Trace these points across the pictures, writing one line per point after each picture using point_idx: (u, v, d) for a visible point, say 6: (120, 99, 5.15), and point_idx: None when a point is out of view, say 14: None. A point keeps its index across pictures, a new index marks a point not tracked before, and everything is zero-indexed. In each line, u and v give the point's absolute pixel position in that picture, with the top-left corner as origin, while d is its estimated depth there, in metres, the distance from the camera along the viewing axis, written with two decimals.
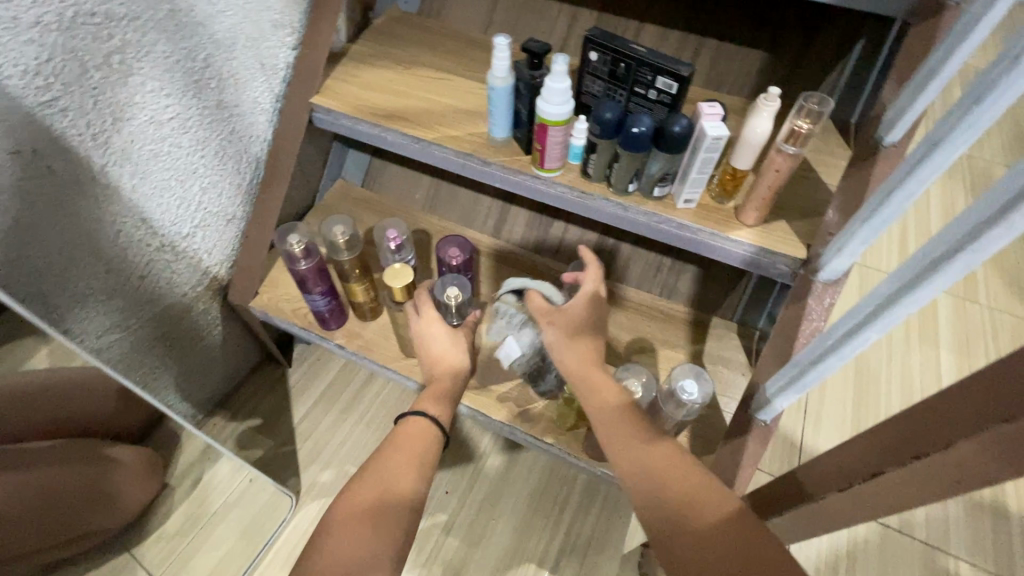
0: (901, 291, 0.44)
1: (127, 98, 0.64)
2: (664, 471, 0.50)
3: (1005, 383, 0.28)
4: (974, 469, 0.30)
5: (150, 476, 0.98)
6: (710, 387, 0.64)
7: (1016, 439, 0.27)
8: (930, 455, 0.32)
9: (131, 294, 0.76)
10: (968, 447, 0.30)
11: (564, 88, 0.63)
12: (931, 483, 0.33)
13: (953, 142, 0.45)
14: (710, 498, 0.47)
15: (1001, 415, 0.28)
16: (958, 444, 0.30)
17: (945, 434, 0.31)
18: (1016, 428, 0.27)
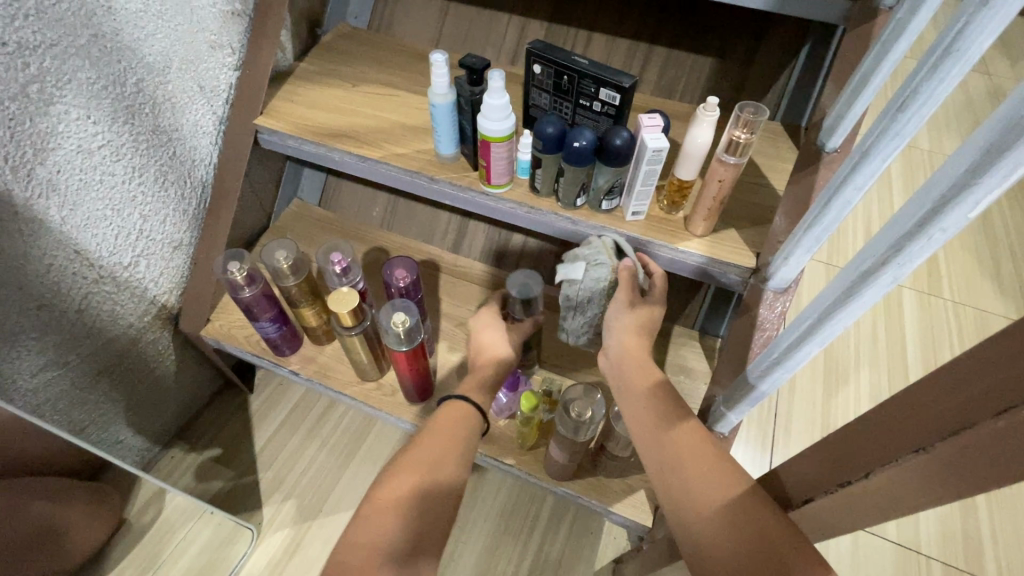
0: (837, 305, 0.43)
1: (48, 128, 0.61)
2: (710, 457, 0.47)
3: (917, 410, 0.28)
4: (897, 496, 0.30)
5: (104, 516, 0.94)
6: None
7: (927, 469, 0.27)
8: (855, 483, 0.32)
9: (69, 330, 0.73)
10: (884, 475, 0.30)
11: (502, 103, 0.62)
12: (860, 507, 0.33)
13: (881, 151, 0.45)
14: (721, 482, 0.45)
15: (914, 445, 0.28)
16: (875, 472, 0.30)
17: (866, 461, 0.31)
18: (925, 459, 0.27)
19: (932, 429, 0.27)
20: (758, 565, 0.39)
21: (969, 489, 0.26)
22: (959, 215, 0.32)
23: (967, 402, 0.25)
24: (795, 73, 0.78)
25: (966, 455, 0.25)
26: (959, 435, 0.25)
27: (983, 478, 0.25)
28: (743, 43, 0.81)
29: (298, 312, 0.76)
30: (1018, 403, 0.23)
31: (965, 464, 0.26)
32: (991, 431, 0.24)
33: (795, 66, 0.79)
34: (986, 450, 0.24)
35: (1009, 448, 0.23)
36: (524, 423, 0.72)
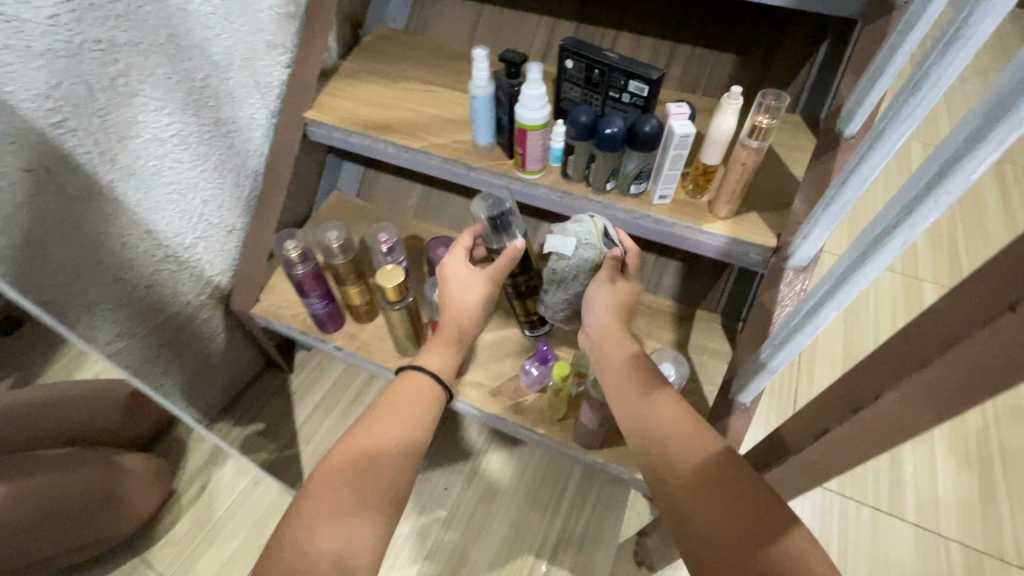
0: (853, 269, 0.47)
1: (130, 118, 0.68)
2: (686, 424, 0.49)
3: (916, 333, 0.30)
4: (902, 416, 0.32)
5: (160, 479, 1.02)
6: (688, 368, 0.66)
7: (927, 385, 0.30)
8: (864, 409, 0.35)
9: (138, 304, 0.80)
10: (890, 398, 0.32)
11: (539, 94, 0.67)
12: (870, 437, 0.36)
13: (893, 132, 0.49)
14: (693, 446, 0.47)
15: (915, 364, 0.30)
16: (882, 395, 0.33)
17: (875, 387, 0.34)
18: (927, 374, 0.30)
19: (931, 346, 0.29)
20: (730, 524, 0.41)
21: (968, 399, 0.29)
22: (961, 178, 0.36)
23: (961, 317, 0.27)
24: (815, 67, 0.82)
25: (961, 366, 0.28)
26: (952, 348, 0.28)
27: (979, 386, 0.28)
28: (764, 39, 0.85)
29: (344, 291, 0.82)
30: (1001, 310, 0.25)
31: (960, 373, 0.28)
32: (983, 338, 0.26)
33: (815, 60, 0.82)
34: (979, 357, 0.27)
35: (996, 351, 0.26)
36: (554, 395, 0.76)
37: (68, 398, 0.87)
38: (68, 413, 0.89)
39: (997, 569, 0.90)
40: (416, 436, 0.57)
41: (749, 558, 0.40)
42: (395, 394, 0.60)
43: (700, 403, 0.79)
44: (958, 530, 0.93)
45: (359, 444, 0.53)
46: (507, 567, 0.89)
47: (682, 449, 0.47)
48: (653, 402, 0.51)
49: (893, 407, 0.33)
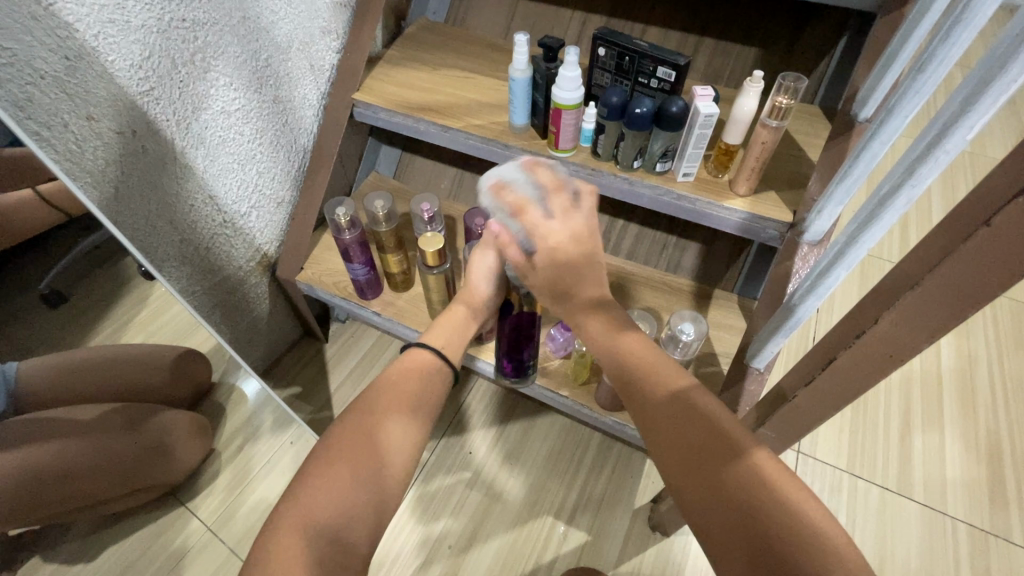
0: (861, 229, 0.51)
1: (204, 91, 0.76)
2: (656, 362, 0.50)
3: (910, 259, 0.37)
4: (900, 335, 0.39)
5: (200, 436, 1.08)
6: (706, 327, 0.72)
7: (918, 302, 0.36)
8: (866, 332, 0.41)
9: (197, 264, 0.87)
10: (888, 319, 0.39)
11: (575, 75, 0.74)
12: (871, 359, 0.42)
13: (904, 107, 0.54)
14: (662, 377, 0.49)
15: (910, 284, 0.37)
16: (881, 318, 0.39)
17: (877, 311, 0.40)
18: (919, 292, 0.36)
19: (922, 268, 0.36)
20: (710, 453, 0.43)
21: (954, 312, 0.35)
22: (958, 138, 0.41)
23: (947, 240, 0.34)
24: (834, 60, 0.87)
25: (948, 280, 0.34)
26: (941, 265, 0.34)
27: (965, 296, 0.34)
28: (785, 33, 0.89)
29: (384, 259, 0.89)
30: (978, 226, 0.31)
31: (948, 289, 0.35)
32: (965, 253, 0.33)
33: (834, 54, 0.87)
34: (961, 270, 0.33)
35: (975, 263, 0.32)
36: (578, 359, 0.81)
37: (111, 361, 0.91)
38: (116, 374, 0.93)
39: (1002, 548, 0.93)
40: (421, 393, 0.59)
41: (716, 475, 0.42)
42: (402, 362, 0.61)
43: (716, 372, 0.84)
44: (963, 510, 0.97)
45: (370, 401, 0.55)
46: (527, 526, 0.94)
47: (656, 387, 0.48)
48: (622, 346, 0.52)
49: (892, 327, 0.39)
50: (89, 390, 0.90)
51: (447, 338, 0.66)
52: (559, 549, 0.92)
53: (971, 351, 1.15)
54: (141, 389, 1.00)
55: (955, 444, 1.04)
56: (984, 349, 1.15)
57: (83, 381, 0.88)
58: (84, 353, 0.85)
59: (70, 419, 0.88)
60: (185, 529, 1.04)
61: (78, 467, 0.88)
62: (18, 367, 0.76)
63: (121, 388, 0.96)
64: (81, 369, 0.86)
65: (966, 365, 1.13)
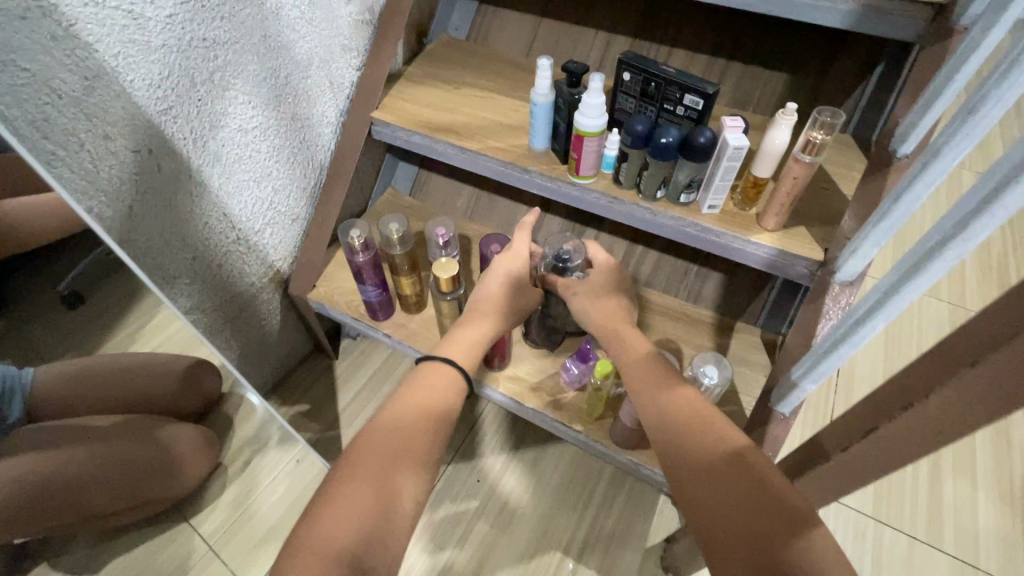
0: (904, 279, 0.48)
1: (222, 109, 0.75)
2: (702, 412, 0.51)
3: (969, 332, 0.33)
4: (955, 412, 0.35)
5: (206, 452, 1.07)
6: (730, 372, 0.64)
7: (978, 380, 0.33)
8: (915, 406, 0.37)
9: (210, 280, 0.86)
10: (946, 394, 0.35)
11: (599, 103, 0.71)
12: (914, 432, 0.39)
13: (952, 149, 0.50)
14: (714, 430, 0.49)
15: (968, 361, 0.33)
16: (936, 391, 0.36)
17: (928, 384, 0.37)
18: (981, 370, 0.32)
19: (984, 343, 0.32)
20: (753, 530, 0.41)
21: (1019, 394, 0.32)
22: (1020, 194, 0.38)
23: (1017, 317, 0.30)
24: (868, 88, 0.83)
25: (1018, 360, 0.31)
26: (1008, 343, 0.31)
27: None
28: (818, 62, 0.87)
29: (397, 281, 0.87)
30: None
31: (1014, 370, 0.31)
32: None
33: (869, 82, 0.84)
34: None
35: None
36: (593, 393, 0.78)
37: (122, 372, 0.90)
38: (126, 383, 0.93)
39: None
40: (443, 413, 0.61)
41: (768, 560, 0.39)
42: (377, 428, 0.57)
43: (736, 412, 0.80)
44: (999, 565, 0.92)
45: (359, 456, 0.54)
46: (534, 560, 0.91)
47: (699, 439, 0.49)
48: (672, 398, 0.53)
49: (946, 402, 0.36)
50: (99, 400, 0.89)
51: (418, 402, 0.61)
52: None
53: None
54: (149, 401, 1.00)
55: (990, 494, 0.98)
56: None
57: (93, 393, 0.87)
58: (97, 362, 0.84)
59: (78, 429, 0.88)
60: (190, 544, 1.03)
61: (80, 480, 0.88)
62: (35, 374, 0.75)
63: (131, 399, 0.96)
64: (94, 376, 0.85)
65: None
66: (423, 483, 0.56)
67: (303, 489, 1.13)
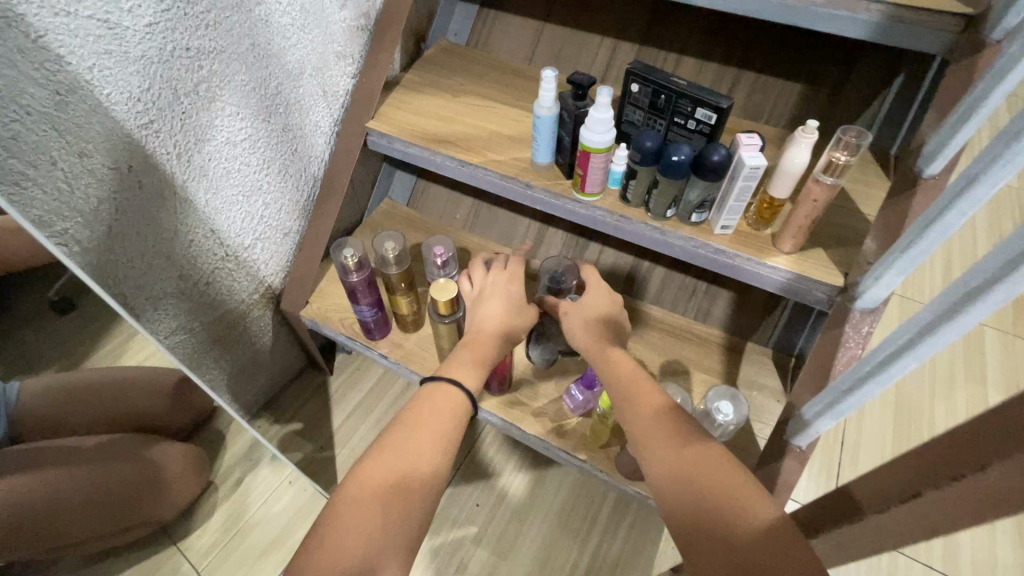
0: (940, 320, 0.44)
1: (208, 122, 0.71)
2: (732, 476, 0.47)
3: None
4: (1010, 489, 0.31)
5: (197, 473, 1.03)
6: (746, 410, 0.64)
7: None
8: (964, 478, 0.33)
9: (197, 299, 0.82)
10: (1000, 469, 0.31)
11: (607, 118, 0.67)
12: (962, 506, 0.34)
13: (991, 177, 0.46)
14: (747, 502, 0.45)
15: None
16: (990, 466, 0.31)
17: (980, 456, 0.32)
18: None
19: None
20: None
21: None
22: None
23: None
24: (886, 100, 0.80)
25: None
26: None
27: None
28: (832, 71, 0.83)
29: (393, 300, 0.83)
30: None
31: None
32: None
33: (887, 94, 0.80)
34: None
35: None
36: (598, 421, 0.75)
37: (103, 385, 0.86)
38: (109, 397, 0.89)
39: None
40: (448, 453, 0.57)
41: None
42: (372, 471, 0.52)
43: (748, 440, 0.77)
44: None
45: (347, 507, 0.50)
46: None
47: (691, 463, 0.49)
48: (692, 457, 0.49)
49: (1001, 479, 0.31)
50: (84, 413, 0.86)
51: (419, 447, 0.55)
52: None
53: None
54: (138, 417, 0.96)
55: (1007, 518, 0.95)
56: None
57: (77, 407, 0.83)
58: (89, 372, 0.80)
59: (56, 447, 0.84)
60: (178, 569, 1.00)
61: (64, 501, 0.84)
62: None
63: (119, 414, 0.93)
64: (74, 390, 0.81)
65: None
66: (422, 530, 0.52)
67: (286, 525, 1.05)
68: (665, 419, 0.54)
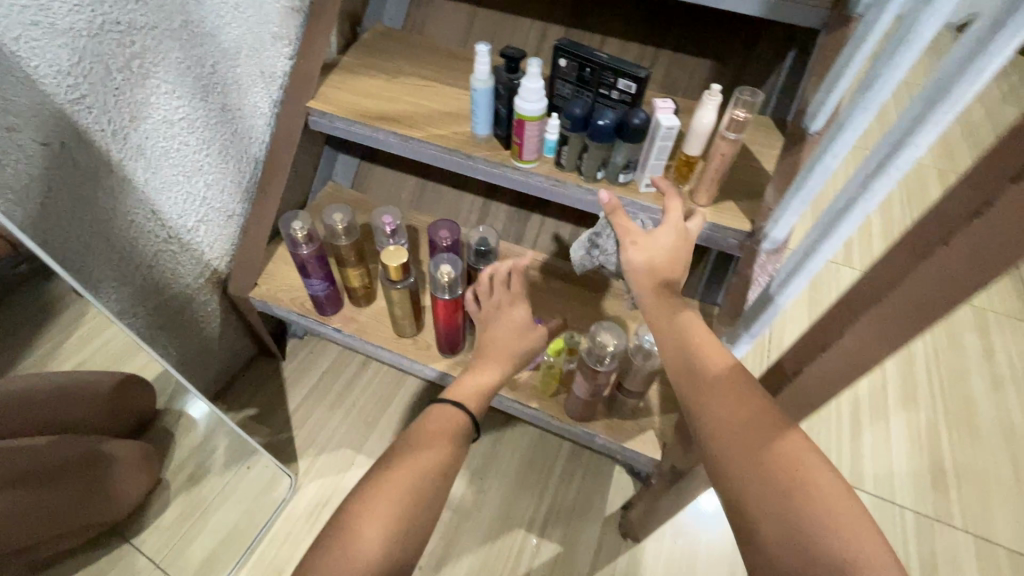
0: (818, 242, 0.54)
1: (143, 99, 0.70)
2: (733, 375, 0.49)
3: (869, 276, 0.38)
4: (862, 347, 0.41)
5: (144, 470, 0.98)
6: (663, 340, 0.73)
7: (879, 318, 0.38)
8: (834, 345, 0.42)
9: (139, 282, 0.82)
10: (852, 333, 0.40)
11: (538, 87, 0.73)
12: (839, 369, 0.44)
13: (854, 123, 0.56)
14: (742, 400, 0.47)
15: (870, 301, 0.38)
16: (845, 332, 0.41)
17: (839, 327, 0.41)
18: (878, 310, 0.37)
19: (883, 286, 0.37)
20: (767, 480, 0.43)
21: (913, 326, 0.37)
22: (908, 155, 0.44)
23: (908, 258, 0.34)
24: (783, 73, 0.91)
25: (908, 298, 0.35)
26: (901, 284, 0.35)
27: (921, 313, 0.36)
28: (737, 49, 0.93)
29: (344, 273, 0.85)
30: (936, 245, 0.32)
31: (910, 302, 0.35)
32: (923, 271, 0.34)
33: (784, 67, 0.91)
34: (919, 286, 0.34)
35: (936, 277, 0.33)
36: (546, 371, 0.80)
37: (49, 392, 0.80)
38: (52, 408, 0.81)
39: (945, 533, 1.02)
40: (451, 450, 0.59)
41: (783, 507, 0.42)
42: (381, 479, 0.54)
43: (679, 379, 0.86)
44: (913, 501, 1.06)
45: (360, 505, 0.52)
46: (499, 540, 0.94)
47: (769, 454, 0.44)
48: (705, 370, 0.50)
49: (855, 342, 0.41)
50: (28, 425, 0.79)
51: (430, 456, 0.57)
52: (532, 562, 0.92)
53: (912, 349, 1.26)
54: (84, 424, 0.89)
55: (902, 438, 1.13)
56: (922, 346, 1.27)
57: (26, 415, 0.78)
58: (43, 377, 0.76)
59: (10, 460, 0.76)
60: (133, 567, 0.96)
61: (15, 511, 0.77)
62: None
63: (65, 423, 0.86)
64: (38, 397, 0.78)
65: (907, 362, 1.24)
66: (410, 547, 0.51)
67: (250, 502, 1.06)
68: (681, 341, 0.53)
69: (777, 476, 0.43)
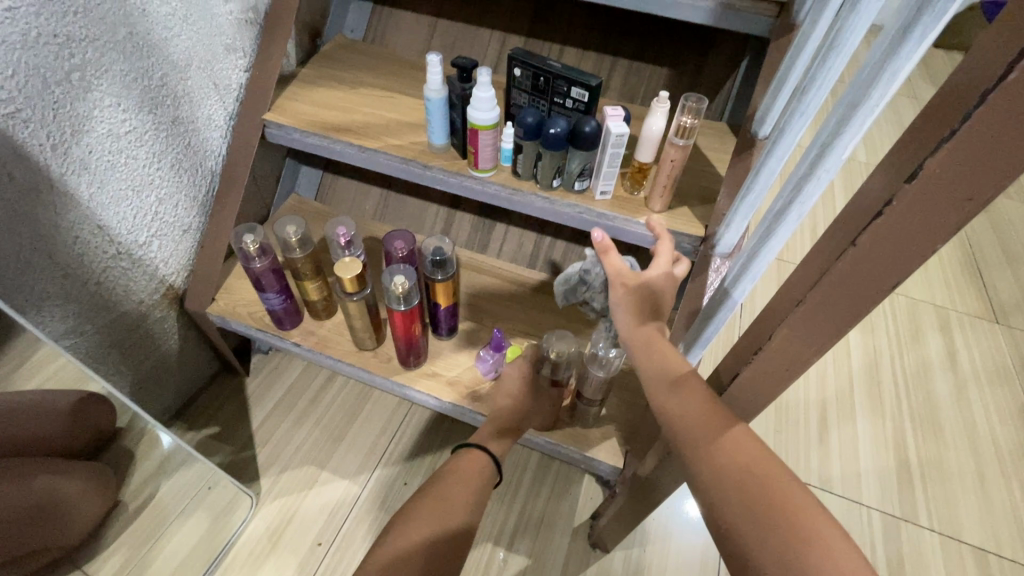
0: (758, 245, 0.55)
1: (86, 113, 0.69)
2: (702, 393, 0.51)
3: (796, 275, 0.41)
4: (793, 343, 0.43)
5: (104, 490, 0.94)
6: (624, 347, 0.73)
7: (803, 317, 0.40)
8: (770, 341, 0.44)
9: (87, 299, 0.80)
10: (782, 331, 0.43)
11: (489, 96, 0.73)
12: (774, 365, 0.46)
13: (793, 128, 0.56)
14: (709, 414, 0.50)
15: (796, 300, 0.40)
16: (776, 331, 0.43)
17: (773, 326, 0.44)
18: (803, 308, 0.40)
19: (805, 287, 0.39)
20: (740, 485, 0.45)
21: (841, 323, 0.39)
22: (835, 157, 0.45)
23: (826, 258, 0.37)
24: (736, 81, 0.92)
25: (828, 296, 0.38)
26: (820, 282, 0.38)
27: (843, 310, 0.38)
28: (691, 57, 0.95)
29: (301, 286, 0.84)
30: (846, 247, 0.35)
31: (834, 297, 0.37)
32: (839, 270, 0.36)
33: (737, 75, 0.92)
34: (838, 285, 0.36)
35: (852, 275, 0.35)
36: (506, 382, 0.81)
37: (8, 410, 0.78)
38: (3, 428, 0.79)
39: (911, 531, 1.03)
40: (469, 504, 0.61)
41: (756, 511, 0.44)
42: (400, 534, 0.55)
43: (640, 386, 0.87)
44: (878, 500, 1.07)
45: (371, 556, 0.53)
46: (465, 555, 0.92)
47: (757, 489, 0.44)
48: (675, 391, 0.52)
49: (786, 340, 0.43)
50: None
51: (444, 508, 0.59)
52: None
53: (876, 349, 1.27)
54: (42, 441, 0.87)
55: (868, 437, 1.14)
56: (887, 346, 1.29)
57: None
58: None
59: None
60: None
61: None
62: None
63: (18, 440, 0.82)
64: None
65: (873, 362, 1.25)
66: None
67: (211, 524, 1.02)
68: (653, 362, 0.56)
69: (749, 480, 0.45)
